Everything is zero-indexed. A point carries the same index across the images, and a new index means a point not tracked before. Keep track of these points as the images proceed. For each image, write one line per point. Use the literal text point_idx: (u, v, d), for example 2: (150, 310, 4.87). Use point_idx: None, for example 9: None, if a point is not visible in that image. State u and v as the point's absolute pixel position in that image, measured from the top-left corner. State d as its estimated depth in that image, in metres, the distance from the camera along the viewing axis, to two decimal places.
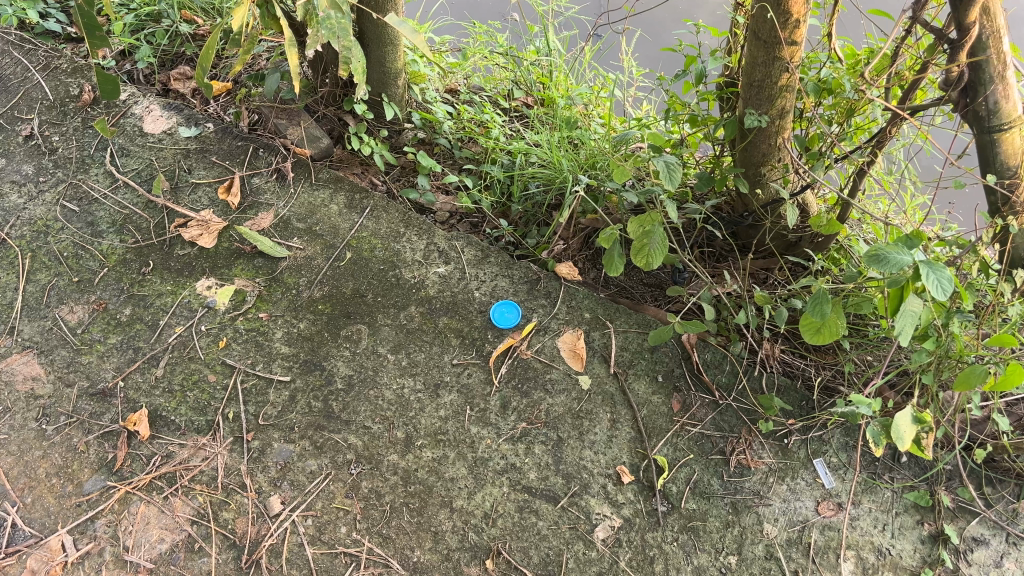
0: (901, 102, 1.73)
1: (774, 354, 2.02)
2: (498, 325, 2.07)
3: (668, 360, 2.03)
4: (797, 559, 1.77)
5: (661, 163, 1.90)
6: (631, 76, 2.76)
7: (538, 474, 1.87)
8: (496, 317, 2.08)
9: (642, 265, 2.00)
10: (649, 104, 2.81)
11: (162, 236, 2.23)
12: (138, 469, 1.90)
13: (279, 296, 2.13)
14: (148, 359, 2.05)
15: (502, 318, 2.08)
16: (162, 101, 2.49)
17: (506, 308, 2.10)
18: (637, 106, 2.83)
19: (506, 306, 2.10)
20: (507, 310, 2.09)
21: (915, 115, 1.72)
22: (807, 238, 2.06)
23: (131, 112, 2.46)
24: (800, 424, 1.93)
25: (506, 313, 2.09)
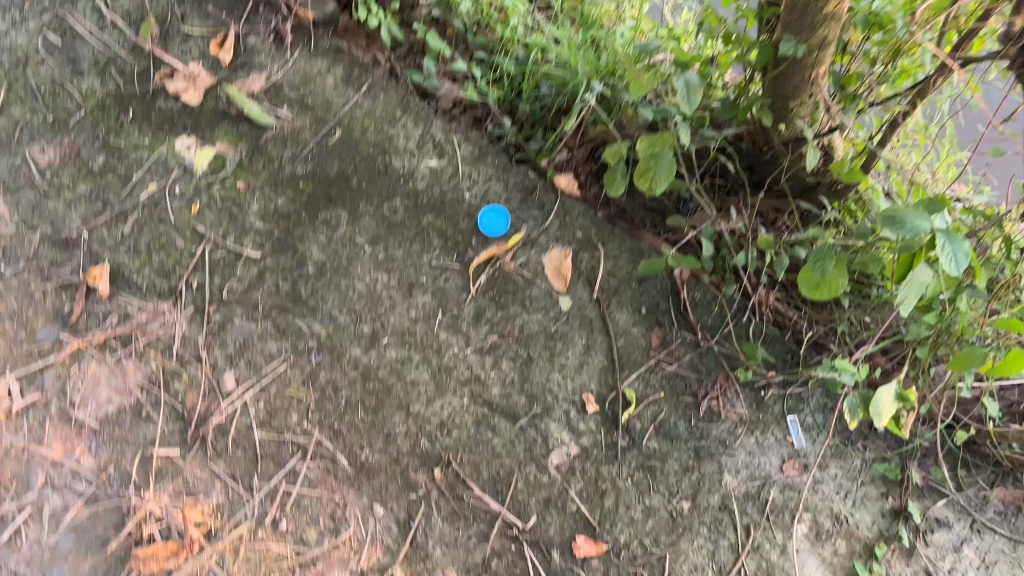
0: (954, 51, 1.56)
1: (768, 301, 1.90)
2: (484, 233, 1.97)
3: (655, 293, 1.92)
4: (751, 514, 1.72)
5: (681, 82, 1.74)
6: None
7: (501, 391, 1.81)
8: (483, 223, 1.97)
9: (646, 188, 1.88)
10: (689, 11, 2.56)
11: (144, 84, 1.96)
12: (94, 326, 1.82)
13: (260, 168, 1.98)
14: (117, 214, 1.90)
15: (489, 224, 1.97)
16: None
17: (495, 213, 1.98)
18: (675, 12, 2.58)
19: (495, 212, 1.98)
20: (497, 217, 1.98)
21: (966, 67, 1.55)
22: (825, 184, 1.93)
23: None
24: (781, 378, 1.82)
25: (495, 219, 1.98)
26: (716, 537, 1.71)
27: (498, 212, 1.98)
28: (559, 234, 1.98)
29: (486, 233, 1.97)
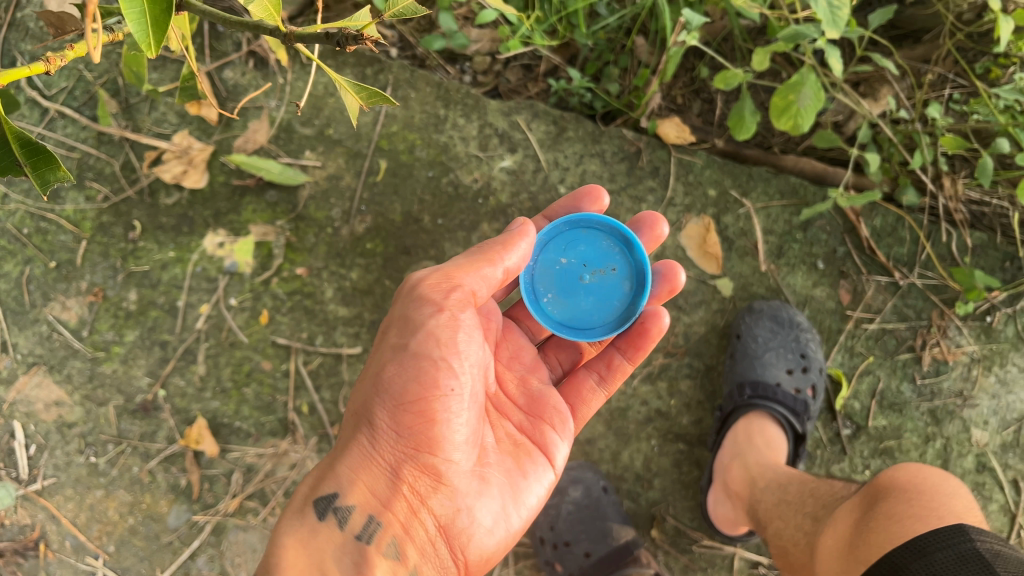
0: None
1: (959, 196, 1.56)
2: (586, 336, 1.32)
3: (827, 238, 1.57)
4: (1015, 466, 1.52)
5: (820, 4, 1.28)
6: None
7: (692, 418, 1.56)
8: (559, 323, 1.33)
9: (788, 128, 1.47)
10: None
11: (138, 185, 1.69)
12: (222, 494, 1.63)
13: (313, 241, 1.66)
14: (183, 355, 1.66)
15: (564, 296, 1.34)
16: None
17: (532, 285, 1.34)
18: None
19: (525, 287, 1.33)
20: (546, 288, 1.34)
21: None
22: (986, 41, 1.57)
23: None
24: (1005, 295, 1.55)
25: (554, 280, 1.34)
26: (983, 503, 1.51)
27: (536, 251, 1.35)
28: (694, 200, 1.60)
29: (589, 321, 1.33)
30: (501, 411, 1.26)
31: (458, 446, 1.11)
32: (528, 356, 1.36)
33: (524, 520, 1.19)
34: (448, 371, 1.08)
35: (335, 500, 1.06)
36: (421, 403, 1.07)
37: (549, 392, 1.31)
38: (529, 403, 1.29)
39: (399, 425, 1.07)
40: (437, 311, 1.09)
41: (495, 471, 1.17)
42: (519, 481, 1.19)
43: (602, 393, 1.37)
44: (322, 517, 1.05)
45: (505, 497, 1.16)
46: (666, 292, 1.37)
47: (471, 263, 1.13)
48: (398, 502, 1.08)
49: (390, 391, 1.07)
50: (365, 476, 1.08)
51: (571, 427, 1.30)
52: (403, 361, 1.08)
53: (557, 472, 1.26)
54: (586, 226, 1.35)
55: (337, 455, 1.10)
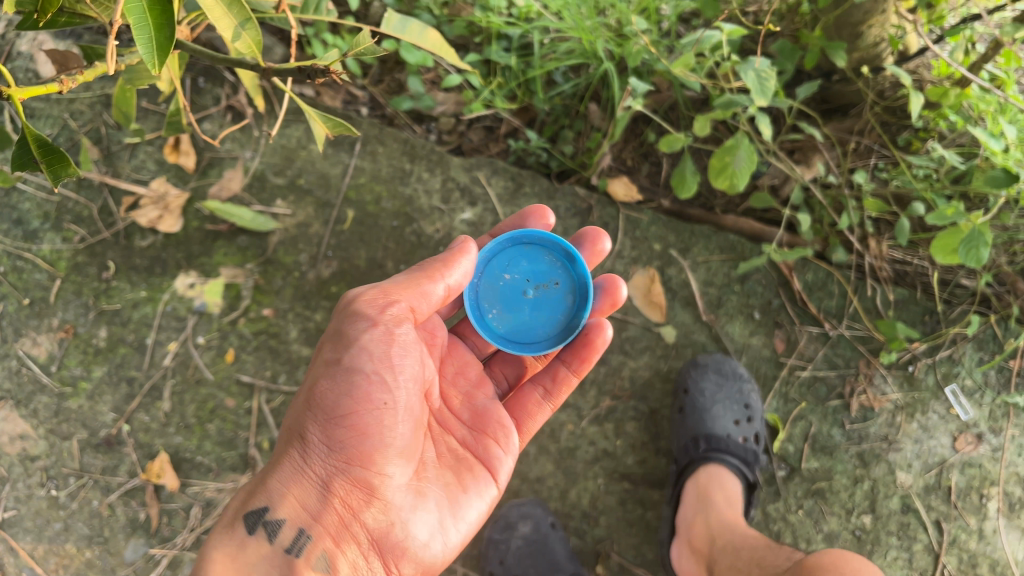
0: None
1: (883, 255, 1.69)
2: (531, 350, 1.41)
3: (763, 290, 1.69)
4: (938, 508, 1.61)
5: (749, 74, 1.42)
6: None
7: (636, 458, 1.64)
8: (505, 337, 1.41)
9: (726, 187, 1.60)
10: None
11: (114, 227, 1.76)
12: (180, 527, 1.67)
13: (281, 284, 1.75)
14: (148, 391, 1.71)
15: (508, 312, 1.42)
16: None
17: (478, 302, 1.41)
18: None
19: (470, 304, 1.40)
20: (491, 305, 1.42)
21: None
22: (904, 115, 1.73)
23: (18, 49, 1.72)
24: (925, 346, 1.67)
25: (499, 297, 1.42)
26: (908, 543, 1.60)
27: (481, 268, 1.42)
28: (641, 253, 1.72)
29: (534, 335, 1.42)
30: (444, 426, 1.33)
31: (393, 461, 1.16)
32: (473, 372, 1.45)
33: (462, 532, 1.26)
34: (381, 386, 1.12)
35: (265, 514, 1.11)
36: (353, 417, 1.11)
37: (491, 408, 1.40)
38: (473, 419, 1.38)
39: (332, 440, 1.12)
40: (371, 327, 1.13)
41: (432, 486, 1.24)
42: (456, 496, 1.26)
43: (548, 406, 1.49)
44: (252, 531, 1.10)
45: (442, 511, 1.23)
46: (604, 304, 1.48)
47: (412, 281, 1.19)
48: (329, 515, 1.13)
49: (323, 407, 1.12)
50: (297, 489, 1.13)
51: (514, 442, 1.39)
52: (336, 377, 1.12)
53: (499, 487, 1.34)
54: (528, 243, 1.43)
55: (269, 468, 1.15)
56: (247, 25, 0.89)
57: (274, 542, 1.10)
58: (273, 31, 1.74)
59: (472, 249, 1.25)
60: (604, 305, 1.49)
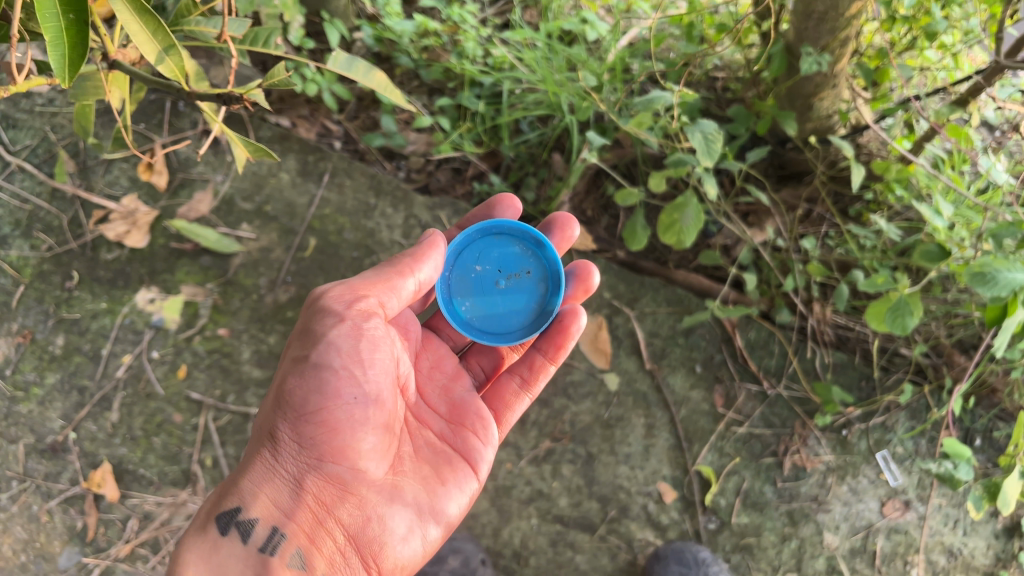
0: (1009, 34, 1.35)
1: (826, 320, 1.74)
2: (506, 340, 1.41)
3: (706, 345, 1.75)
4: (862, 570, 1.65)
5: (696, 136, 1.49)
6: None
7: (570, 501, 1.66)
8: (479, 329, 1.42)
9: (674, 243, 1.65)
10: None
11: (81, 239, 1.81)
12: (115, 538, 1.68)
13: (238, 305, 1.79)
14: (98, 401, 1.74)
15: (481, 303, 1.43)
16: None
17: (450, 295, 1.43)
18: None
19: (442, 297, 1.42)
20: (463, 298, 1.43)
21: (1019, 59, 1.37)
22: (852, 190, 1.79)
23: None
24: (860, 411, 1.72)
25: (470, 289, 1.43)
26: None
27: (452, 261, 1.44)
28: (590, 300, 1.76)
29: (507, 325, 1.43)
30: (421, 420, 1.35)
31: (365, 457, 1.18)
32: (449, 365, 1.45)
33: (441, 527, 1.29)
34: (350, 381, 1.14)
35: (239, 514, 1.14)
36: (322, 414, 1.13)
37: (468, 401, 1.40)
38: (451, 411, 1.39)
39: (302, 437, 1.14)
40: (336, 322, 1.15)
41: (408, 480, 1.26)
42: (435, 489, 1.28)
43: (525, 396, 1.48)
44: (225, 531, 1.13)
45: (419, 506, 1.25)
46: (578, 291, 1.50)
47: (379, 277, 1.20)
48: (302, 513, 1.16)
49: (292, 405, 1.14)
50: (270, 488, 1.16)
51: (491, 433, 1.39)
52: (303, 374, 1.14)
53: (479, 479, 1.36)
54: (498, 233, 1.46)
55: (243, 469, 1.18)
56: (170, 54, 0.94)
57: (248, 541, 1.13)
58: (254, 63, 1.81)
59: (439, 241, 1.25)
60: (577, 292, 1.51)
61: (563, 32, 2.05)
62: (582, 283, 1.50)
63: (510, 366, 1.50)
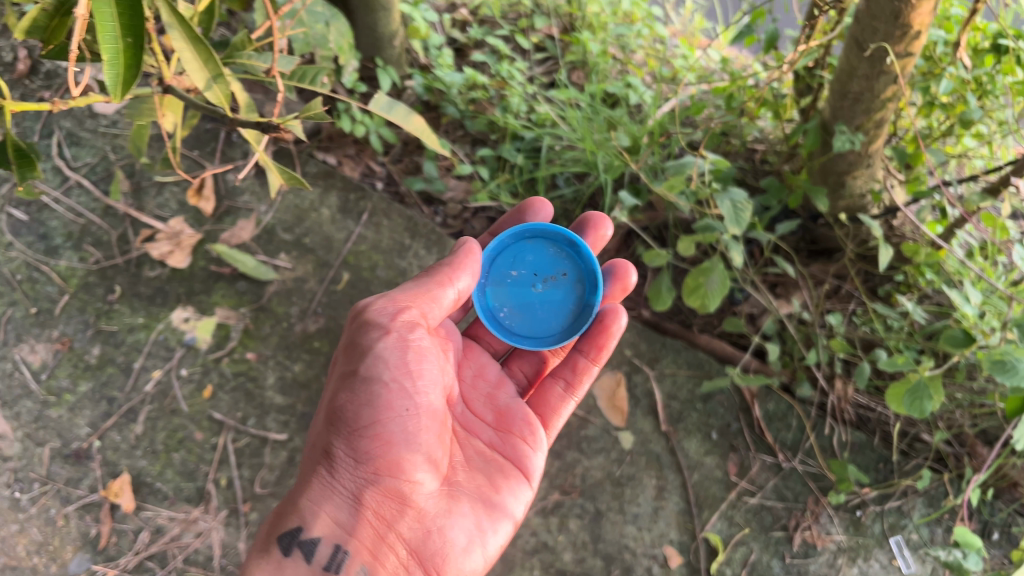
0: None
1: (847, 398, 1.72)
2: (546, 344, 1.46)
3: (724, 412, 1.75)
4: None
5: (726, 203, 1.52)
6: None
7: (574, 556, 1.63)
8: (520, 334, 1.46)
9: (698, 306, 1.66)
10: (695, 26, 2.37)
11: (127, 254, 1.89)
12: (125, 548, 1.71)
13: (268, 331, 1.85)
14: (126, 413, 1.80)
15: (519, 308, 1.47)
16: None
17: (488, 301, 1.46)
18: (682, 25, 2.41)
19: (480, 303, 1.45)
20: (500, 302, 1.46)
21: None
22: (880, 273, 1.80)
23: None
24: (876, 493, 1.69)
25: (508, 294, 1.46)
26: None
27: (486, 268, 1.47)
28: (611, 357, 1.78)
29: (547, 328, 1.47)
30: (470, 431, 1.40)
31: (422, 468, 1.21)
32: (492, 373, 1.52)
33: (500, 535, 1.32)
34: (401, 393, 1.18)
35: (301, 534, 1.14)
36: (377, 427, 1.16)
37: (514, 408, 1.46)
38: (498, 419, 1.45)
39: (358, 452, 1.16)
40: (384, 335, 1.19)
41: (462, 491, 1.30)
42: (491, 498, 1.33)
43: (570, 399, 1.53)
44: (287, 553, 1.13)
45: (476, 514, 1.29)
46: (615, 290, 1.54)
47: (421, 289, 1.24)
48: (363, 528, 1.17)
49: (346, 421, 1.17)
50: (329, 506, 1.16)
51: (539, 438, 1.46)
52: (354, 389, 1.17)
53: (532, 487, 1.41)
54: (531, 237, 1.48)
55: (298, 492, 1.18)
56: (217, 82, 1.01)
57: (314, 561, 1.13)
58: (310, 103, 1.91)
59: (474, 248, 1.30)
60: (614, 291, 1.55)
61: (607, 96, 2.12)
62: (620, 282, 1.53)
63: (554, 370, 1.54)
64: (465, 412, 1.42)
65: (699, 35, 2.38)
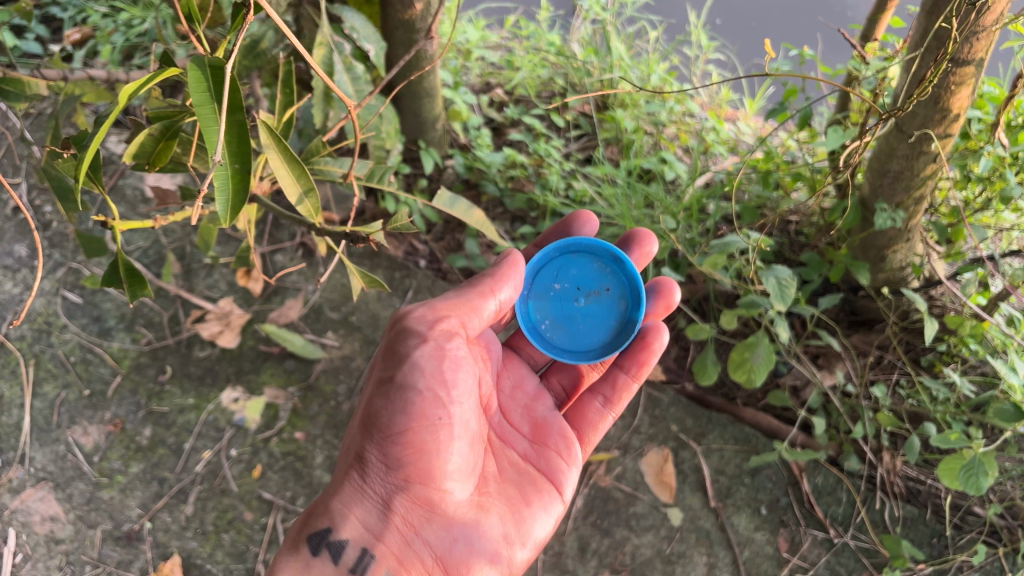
0: None
1: (896, 471, 1.73)
2: (587, 359, 1.46)
3: (772, 487, 1.74)
4: None
5: (770, 280, 1.54)
6: (701, 49, 2.39)
7: None
8: (561, 348, 1.47)
9: (744, 381, 1.68)
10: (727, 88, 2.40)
11: (178, 335, 1.94)
12: None
13: (316, 411, 1.88)
14: (176, 493, 1.80)
15: (561, 321, 1.48)
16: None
17: (531, 313, 1.47)
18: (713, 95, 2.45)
19: (522, 317, 1.46)
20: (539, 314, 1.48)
21: None
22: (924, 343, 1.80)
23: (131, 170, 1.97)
24: (931, 569, 1.66)
25: (551, 307, 1.48)
26: None
27: (531, 280, 1.48)
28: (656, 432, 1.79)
29: (588, 343, 1.48)
30: (506, 440, 1.41)
31: (452, 477, 1.22)
32: (530, 386, 1.53)
33: (530, 548, 1.32)
34: (434, 401, 1.19)
35: (330, 535, 1.15)
36: (408, 434, 1.17)
37: (551, 421, 1.48)
38: (534, 432, 1.46)
39: (389, 458, 1.17)
40: (421, 343, 1.20)
41: (493, 502, 1.30)
42: (521, 511, 1.33)
43: (609, 414, 1.54)
44: (317, 552, 1.14)
45: (505, 525, 1.29)
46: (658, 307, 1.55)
47: (460, 297, 1.26)
48: (391, 534, 1.17)
49: (381, 428, 1.18)
50: (359, 510, 1.17)
51: (575, 454, 1.46)
52: (390, 398, 1.18)
53: (564, 502, 1.41)
54: (576, 251, 1.49)
55: (331, 496, 1.20)
56: (307, 196, 1.13)
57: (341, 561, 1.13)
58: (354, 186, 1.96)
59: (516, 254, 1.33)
60: (657, 308, 1.56)
61: (642, 171, 2.15)
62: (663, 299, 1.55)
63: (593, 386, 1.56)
64: (501, 422, 1.43)
65: (726, 107, 2.40)
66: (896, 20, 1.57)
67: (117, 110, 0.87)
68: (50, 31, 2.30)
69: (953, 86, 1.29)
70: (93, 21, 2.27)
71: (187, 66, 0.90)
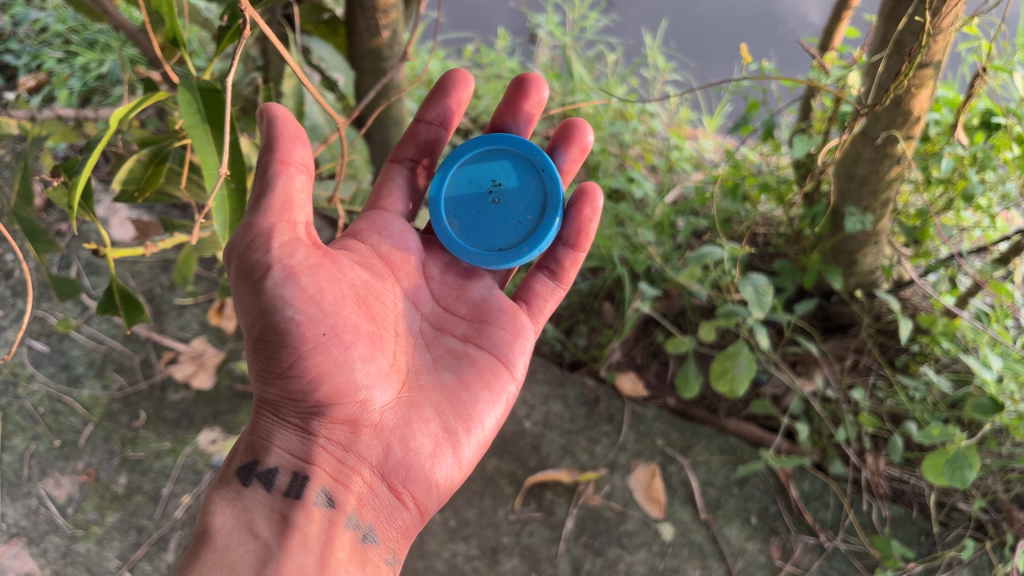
0: None
1: (881, 471, 1.74)
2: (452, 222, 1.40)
3: (760, 495, 1.76)
4: None
5: (748, 287, 1.56)
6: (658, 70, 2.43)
7: None
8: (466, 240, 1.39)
9: (726, 391, 1.68)
10: (684, 107, 2.44)
11: (151, 379, 1.91)
12: None
13: None
14: (156, 541, 1.72)
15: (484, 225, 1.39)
16: (104, 169, 1.91)
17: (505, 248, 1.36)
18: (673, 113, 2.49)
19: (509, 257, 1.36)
20: (498, 171, 1.39)
21: None
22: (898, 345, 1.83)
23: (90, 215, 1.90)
24: (922, 566, 1.68)
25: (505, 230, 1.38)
26: None
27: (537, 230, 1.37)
28: (642, 448, 1.80)
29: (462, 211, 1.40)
30: (441, 329, 1.32)
31: (363, 384, 1.12)
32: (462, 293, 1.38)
33: (477, 438, 1.24)
34: (312, 321, 1.07)
35: (257, 467, 1.08)
36: (303, 357, 1.07)
37: (490, 298, 1.37)
38: (472, 311, 1.36)
39: (291, 382, 1.08)
40: (266, 272, 1.04)
41: (423, 399, 1.21)
42: (459, 399, 1.23)
43: (558, 288, 1.47)
44: (248, 483, 1.07)
45: (442, 421, 1.20)
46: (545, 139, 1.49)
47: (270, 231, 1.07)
48: (320, 454, 1.10)
49: (267, 362, 1.09)
50: (278, 438, 1.10)
51: (524, 324, 1.37)
52: (267, 333, 1.07)
53: (518, 380, 1.32)
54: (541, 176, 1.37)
55: (254, 426, 1.14)
56: None
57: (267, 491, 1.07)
58: (327, 220, 1.95)
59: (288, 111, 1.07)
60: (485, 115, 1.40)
61: (611, 190, 2.16)
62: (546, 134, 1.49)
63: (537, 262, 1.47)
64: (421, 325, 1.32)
65: (686, 125, 2.40)
66: (852, 30, 1.63)
67: (115, 130, 0.94)
68: (2, 78, 2.24)
69: (915, 89, 1.34)
70: (48, 66, 2.22)
71: (178, 91, 1.01)
